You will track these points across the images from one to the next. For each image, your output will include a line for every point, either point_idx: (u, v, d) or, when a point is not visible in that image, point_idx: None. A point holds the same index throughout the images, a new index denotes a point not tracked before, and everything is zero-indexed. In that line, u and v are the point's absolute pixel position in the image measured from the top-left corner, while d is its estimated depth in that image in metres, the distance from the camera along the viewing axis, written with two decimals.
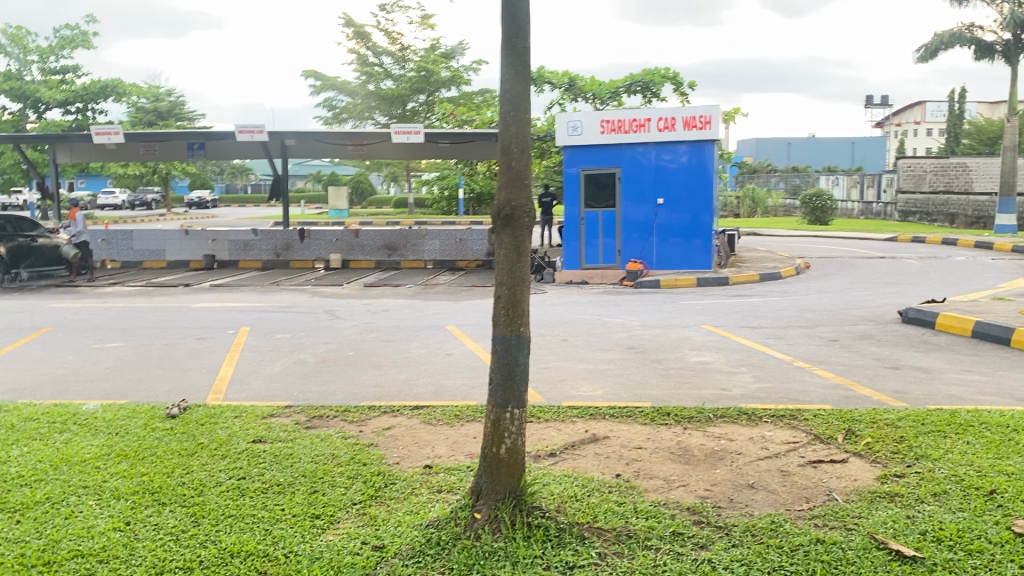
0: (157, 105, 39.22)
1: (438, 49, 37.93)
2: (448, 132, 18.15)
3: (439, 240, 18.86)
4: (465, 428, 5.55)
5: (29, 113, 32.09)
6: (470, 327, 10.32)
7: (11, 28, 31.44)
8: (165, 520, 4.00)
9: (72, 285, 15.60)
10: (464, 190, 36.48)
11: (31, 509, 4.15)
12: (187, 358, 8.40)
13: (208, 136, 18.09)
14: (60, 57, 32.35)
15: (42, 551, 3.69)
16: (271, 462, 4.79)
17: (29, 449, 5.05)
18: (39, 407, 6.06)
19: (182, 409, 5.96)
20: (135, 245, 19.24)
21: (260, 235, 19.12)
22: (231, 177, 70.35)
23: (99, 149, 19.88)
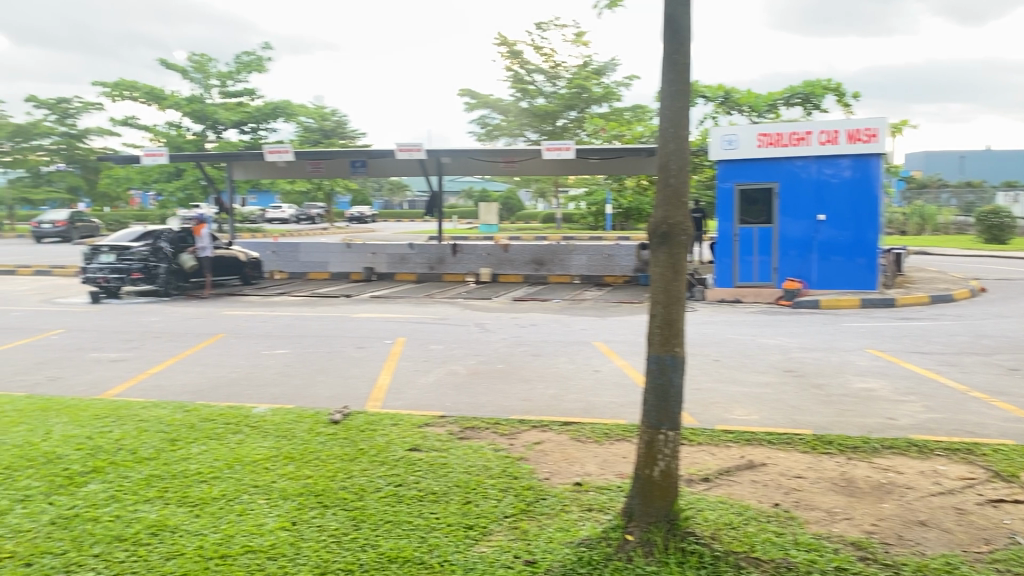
0: (323, 125, 41.37)
1: (590, 65, 37.79)
2: (599, 148, 18.13)
3: (587, 256, 18.90)
4: (615, 447, 5.50)
5: (209, 133, 34.57)
6: (619, 343, 10.24)
7: (196, 56, 34.11)
8: (328, 523, 4.17)
9: (244, 295, 16.63)
10: (613, 206, 36.20)
11: (209, 504, 4.45)
12: (347, 365, 8.80)
13: (369, 153, 18.86)
14: (239, 80, 34.77)
15: (218, 544, 3.95)
16: (426, 471, 4.91)
17: (207, 447, 5.42)
18: (215, 408, 6.50)
19: (344, 415, 6.22)
20: (301, 257, 20.36)
21: (416, 248, 19.77)
22: (389, 194, 73.27)
23: (271, 166, 21.18)
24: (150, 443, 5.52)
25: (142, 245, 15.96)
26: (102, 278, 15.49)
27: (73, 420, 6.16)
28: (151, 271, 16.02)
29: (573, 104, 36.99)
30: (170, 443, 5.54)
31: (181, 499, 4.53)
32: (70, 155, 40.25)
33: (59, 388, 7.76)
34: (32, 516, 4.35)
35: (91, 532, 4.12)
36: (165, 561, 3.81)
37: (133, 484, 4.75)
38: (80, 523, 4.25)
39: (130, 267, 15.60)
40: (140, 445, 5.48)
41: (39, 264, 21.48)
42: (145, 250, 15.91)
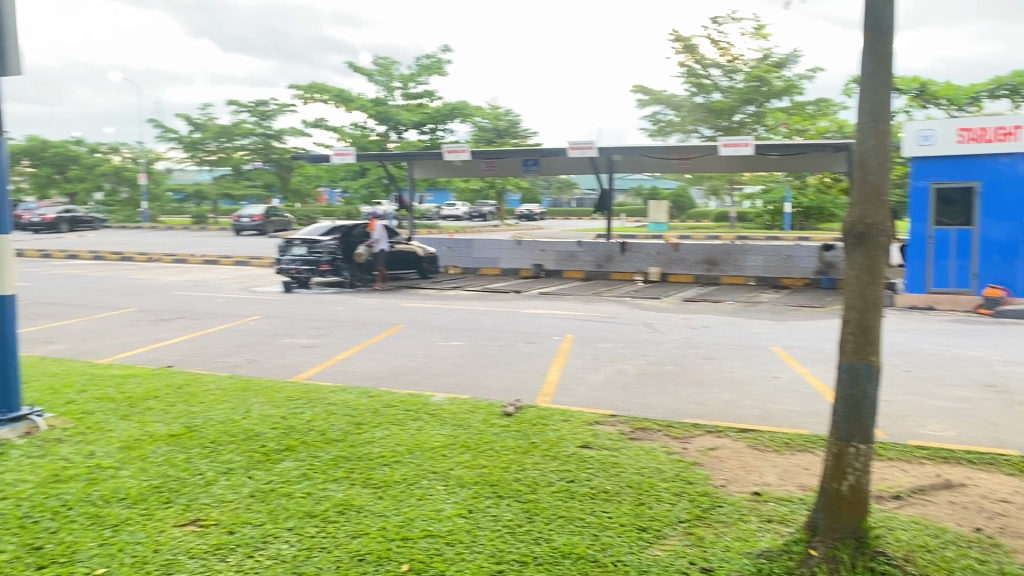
0: (497, 124, 42.22)
1: (770, 58, 36.40)
2: (780, 144, 17.41)
3: (763, 256, 18.23)
4: (795, 458, 5.27)
5: (391, 133, 36.09)
6: (798, 349, 9.81)
7: (381, 59, 35.77)
8: (503, 513, 4.25)
9: (420, 288, 17.25)
10: (791, 204, 34.80)
11: (391, 486, 4.65)
12: (519, 359, 8.92)
13: (543, 152, 19.04)
14: (419, 82, 36.10)
15: (400, 526, 4.12)
16: (598, 469, 4.90)
17: (389, 432, 5.67)
18: (395, 395, 6.79)
19: (516, 408, 6.31)
20: (474, 253, 20.83)
21: (585, 246, 19.81)
22: (559, 192, 73.86)
23: (448, 165, 21.84)
24: (337, 426, 5.83)
25: (330, 239, 16.88)
26: (295, 269, 16.59)
27: (269, 400, 6.61)
28: (338, 265, 16.93)
29: (751, 98, 35.82)
30: (356, 426, 5.83)
31: (365, 480, 4.76)
32: (267, 154, 43.28)
33: (256, 370, 8.36)
34: (234, 488, 4.71)
35: (285, 507, 4.41)
36: (350, 538, 4.01)
37: (322, 464, 5.04)
38: (276, 497, 4.55)
39: (319, 260, 16.59)
40: (329, 426, 5.81)
41: (238, 255, 23.28)
42: (333, 244, 16.80)
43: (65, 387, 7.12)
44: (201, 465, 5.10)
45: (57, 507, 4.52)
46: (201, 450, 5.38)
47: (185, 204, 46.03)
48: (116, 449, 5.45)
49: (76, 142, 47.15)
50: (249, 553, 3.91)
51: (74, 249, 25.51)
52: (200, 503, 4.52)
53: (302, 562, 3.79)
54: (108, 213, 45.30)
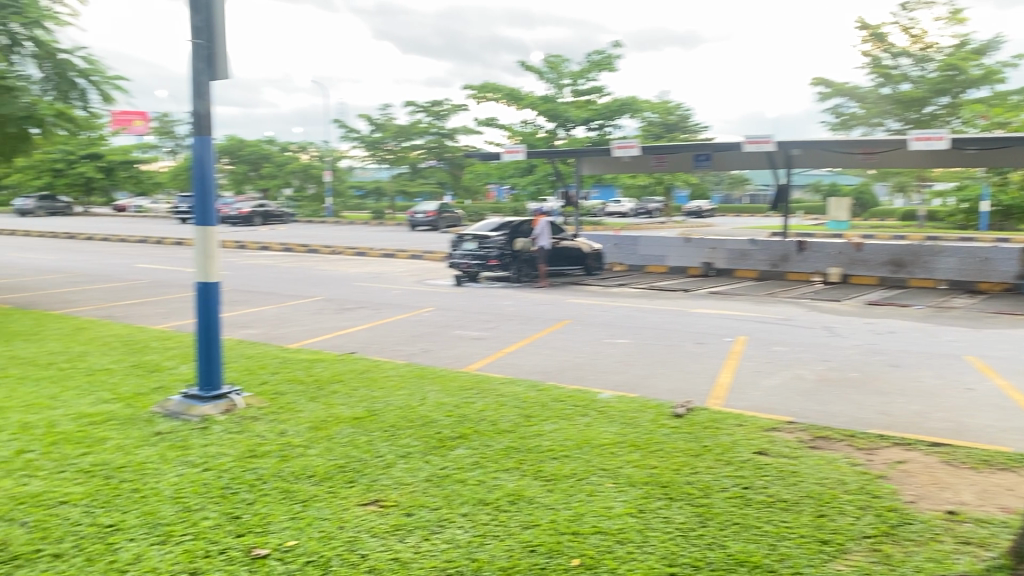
0: (667, 119, 41.60)
1: (969, 44, 33.80)
2: (979, 137, 16.11)
3: (957, 258, 16.93)
4: (996, 477, 4.86)
5: (560, 130, 36.33)
6: (997, 359, 9.04)
7: (552, 57, 36.07)
8: (674, 515, 4.18)
9: (587, 284, 17.27)
10: (990, 201, 32.18)
11: (561, 480, 4.68)
12: (688, 360, 8.75)
13: (716, 147, 18.56)
14: (589, 79, 36.14)
15: (571, 521, 4.13)
16: (775, 477, 4.72)
17: (558, 426, 5.71)
18: (564, 390, 6.83)
19: (687, 410, 6.19)
20: (641, 250, 20.62)
21: (759, 245, 19.16)
22: (731, 188, 71.83)
23: (617, 161, 21.74)
24: (508, 417, 5.93)
25: (499, 234, 17.27)
26: (466, 264, 17.01)
27: (444, 389, 6.83)
28: (508, 260, 17.26)
29: (945, 88, 33.38)
30: (526, 418, 5.91)
31: (536, 472, 4.81)
32: (440, 152, 44.67)
33: (431, 359, 8.67)
34: (411, 471, 4.90)
35: (460, 493, 4.53)
36: (522, 529, 4.06)
37: (494, 453, 5.14)
38: (450, 483, 4.69)
39: (489, 255, 16.98)
40: (500, 418, 5.92)
41: (413, 249, 24.19)
42: (502, 239, 17.16)
43: (261, 368, 7.67)
44: (381, 447, 5.33)
45: (253, 480, 4.87)
46: (382, 433, 5.63)
47: (364, 200, 48.38)
48: (305, 428, 5.80)
49: (269, 141, 50.69)
50: (425, 536, 4.05)
51: (266, 241, 27.39)
52: (380, 484, 4.73)
53: (476, 548, 3.88)
54: (295, 208, 48.38)
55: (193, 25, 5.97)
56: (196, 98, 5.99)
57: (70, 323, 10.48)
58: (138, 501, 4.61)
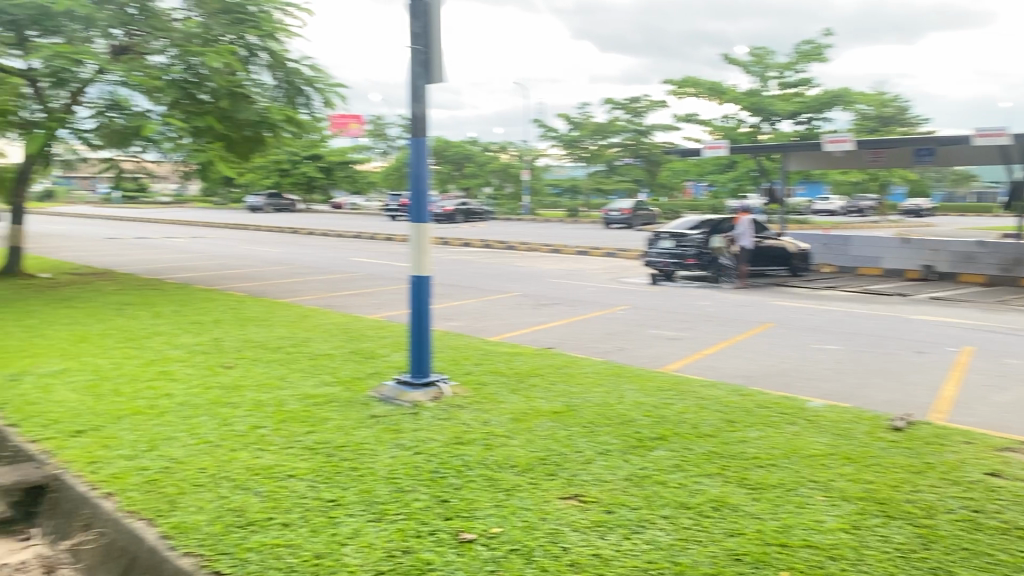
0: (883, 111, 39.04)
1: None
2: None
3: None
4: None
5: (764, 125, 35.05)
6: None
7: (758, 49, 34.84)
8: (893, 534, 3.92)
9: (790, 286, 16.57)
10: None
11: (767, 490, 4.51)
12: (905, 370, 8.17)
13: (942, 140, 17.19)
14: (797, 71, 34.61)
15: (778, 531, 3.98)
16: (1010, 502, 4.31)
17: (764, 433, 5.51)
18: (768, 396, 6.59)
19: (907, 424, 5.78)
20: (852, 251, 19.50)
21: (988, 247, 17.55)
22: (953, 185, 66.38)
23: (828, 156, 20.68)
24: (709, 421, 5.80)
25: (697, 233, 16.98)
26: (663, 263, 16.79)
27: (642, 388, 6.79)
28: (708, 258, 16.88)
29: None
30: (728, 423, 5.75)
31: (740, 479, 4.67)
32: (637, 149, 44.38)
33: (628, 357, 8.65)
34: (611, 469, 4.90)
35: (661, 495, 4.48)
36: (726, 536, 3.96)
37: (696, 457, 5.05)
38: (651, 483, 4.65)
39: (686, 253, 16.65)
40: (701, 421, 5.80)
41: (608, 246, 24.22)
42: (700, 237, 16.86)
43: (465, 359, 7.97)
44: (581, 443, 5.37)
45: (460, 466, 5.06)
46: (581, 429, 5.67)
47: (561, 198, 49.06)
48: (507, 419, 5.96)
49: (472, 141, 52.51)
50: (626, 535, 4.04)
51: (467, 237, 28.42)
52: (581, 479, 4.77)
53: (678, 552, 3.83)
54: (495, 205, 49.86)
55: (412, 32, 6.28)
56: (413, 101, 6.31)
57: (294, 310, 11.38)
58: (356, 479, 4.93)
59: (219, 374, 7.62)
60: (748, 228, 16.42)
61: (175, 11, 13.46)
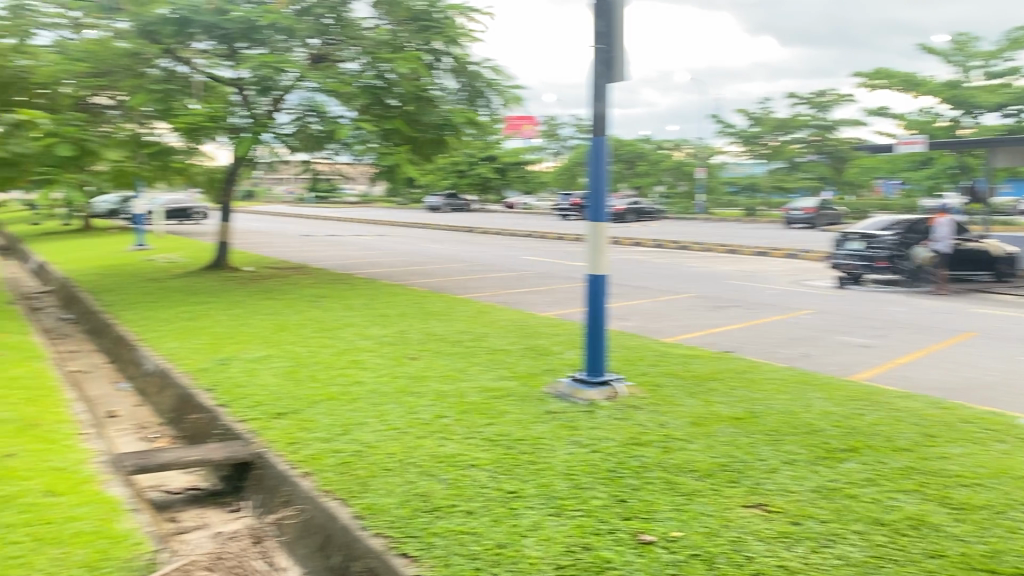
0: None
1: None
2: None
3: None
4: None
5: (965, 118, 32.52)
6: None
7: (960, 37, 32.35)
8: None
9: (995, 293, 15.27)
10: None
11: (973, 511, 4.19)
12: None
13: None
14: (1005, 59, 31.86)
15: (985, 556, 3.70)
16: None
17: (968, 451, 5.12)
18: (972, 411, 6.11)
19: None
20: None
21: None
22: None
23: None
24: (906, 435, 5.45)
25: (890, 234, 15.98)
26: (849, 265, 16.01)
27: (830, 397, 6.48)
28: (901, 261, 15.85)
29: None
30: (927, 437, 5.39)
31: (941, 498, 4.36)
32: (821, 146, 42.36)
33: (813, 364, 8.29)
34: (797, 479, 4.72)
35: (852, 509, 4.27)
36: (926, 557, 3.72)
37: (890, 471, 4.77)
38: (841, 497, 4.44)
39: (875, 255, 15.78)
40: (896, 434, 5.47)
41: (789, 247, 23.29)
42: (892, 239, 15.87)
43: (641, 359, 7.92)
44: (765, 451, 5.21)
45: (638, 467, 5.04)
46: (764, 437, 5.49)
47: (738, 197, 47.70)
48: (686, 423, 5.86)
49: (646, 140, 52.01)
50: (815, 548, 3.88)
51: (640, 237, 28.19)
52: (764, 488, 4.63)
53: (873, 570, 3.63)
54: (669, 205, 49.19)
55: (596, 31, 6.31)
56: (596, 101, 6.33)
57: (472, 306, 11.73)
58: (535, 473, 5.01)
59: (405, 364, 7.97)
60: (948, 226, 15.48)
61: (367, 20, 14.07)
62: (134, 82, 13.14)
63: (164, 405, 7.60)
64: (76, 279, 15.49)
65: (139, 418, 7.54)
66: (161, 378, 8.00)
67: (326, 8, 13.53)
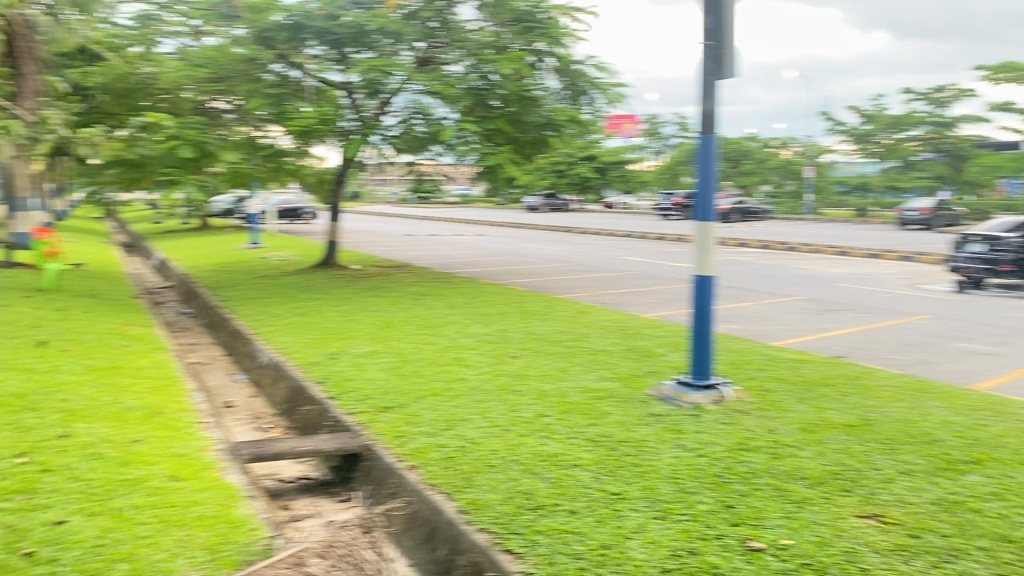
0: None
1: None
2: None
3: None
4: None
5: None
6: None
7: None
8: None
9: None
10: None
11: None
12: None
13: None
14: None
15: None
16: None
17: None
18: None
19: None
20: None
21: None
22: None
23: None
24: None
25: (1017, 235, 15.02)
26: (970, 268, 15.30)
27: (950, 406, 6.19)
28: None
29: None
30: None
31: None
32: (939, 144, 40.47)
33: (930, 372, 7.93)
34: (916, 490, 4.53)
35: (976, 524, 4.06)
36: None
37: (1018, 486, 4.51)
38: (964, 511, 4.23)
39: (999, 258, 14.94)
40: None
41: (903, 249, 22.35)
42: (1019, 241, 14.91)
43: (748, 363, 7.75)
44: (880, 460, 5.02)
45: (746, 473, 4.93)
46: (879, 445, 5.29)
47: (848, 197, 46.08)
48: (796, 429, 5.70)
49: (751, 138, 50.84)
50: (936, 563, 3.71)
51: (745, 237, 27.55)
52: (880, 498, 4.46)
53: None
54: (774, 204, 47.94)
55: (706, 27, 6.21)
56: (704, 98, 6.23)
57: (573, 306, 11.73)
58: (639, 475, 4.97)
59: (507, 363, 8.03)
60: None
61: (471, 23, 14.24)
62: (249, 87, 13.67)
63: (277, 397, 7.89)
64: (194, 275, 16.26)
65: (254, 409, 7.85)
66: (274, 371, 8.32)
67: (432, 11, 13.76)
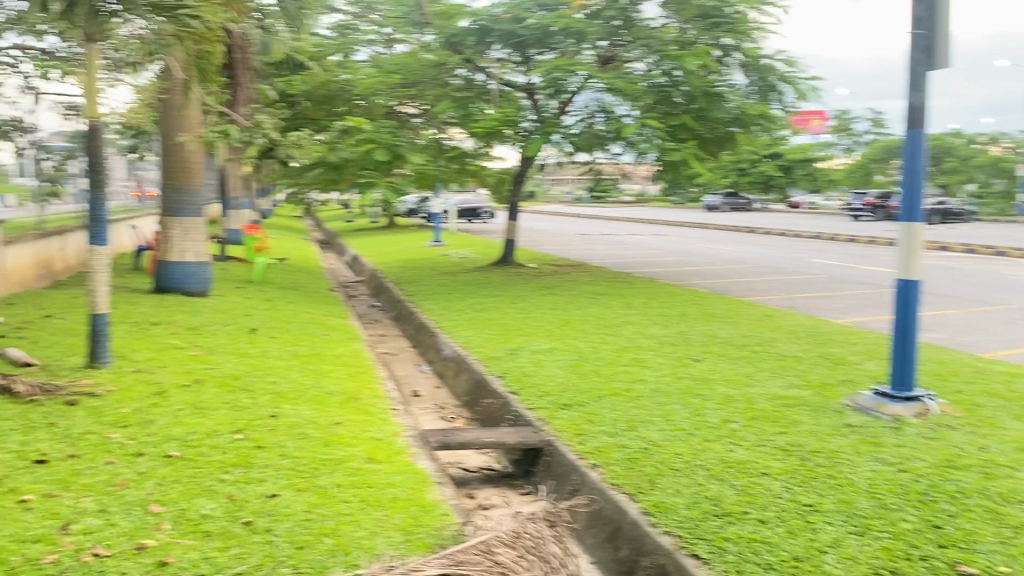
0: None
1: None
2: None
3: None
4: None
5: None
6: None
7: None
8: None
9: None
10: None
11: None
12: None
13: None
14: None
15: None
16: None
17: None
18: None
19: None
20: None
21: None
22: None
23: None
24: None
25: None
26: None
27: None
28: None
29: None
30: None
31: None
32: None
33: None
34: None
35: None
36: None
37: None
38: None
39: None
40: None
41: None
42: None
43: (954, 376, 7.21)
44: None
45: (955, 492, 4.59)
46: None
47: None
48: (1012, 448, 5.25)
49: (955, 134, 47.14)
50: None
51: (947, 240, 25.54)
52: None
53: None
54: (980, 205, 44.17)
55: (915, 15, 5.85)
56: (912, 91, 5.85)
57: (758, 309, 11.34)
58: (834, 487, 4.74)
59: (689, 365, 7.90)
60: None
61: (654, 20, 14.07)
62: (439, 91, 14.19)
63: (461, 388, 8.16)
64: (382, 271, 17.09)
65: (439, 399, 8.16)
66: (458, 364, 8.61)
67: (616, 10, 13.71)
